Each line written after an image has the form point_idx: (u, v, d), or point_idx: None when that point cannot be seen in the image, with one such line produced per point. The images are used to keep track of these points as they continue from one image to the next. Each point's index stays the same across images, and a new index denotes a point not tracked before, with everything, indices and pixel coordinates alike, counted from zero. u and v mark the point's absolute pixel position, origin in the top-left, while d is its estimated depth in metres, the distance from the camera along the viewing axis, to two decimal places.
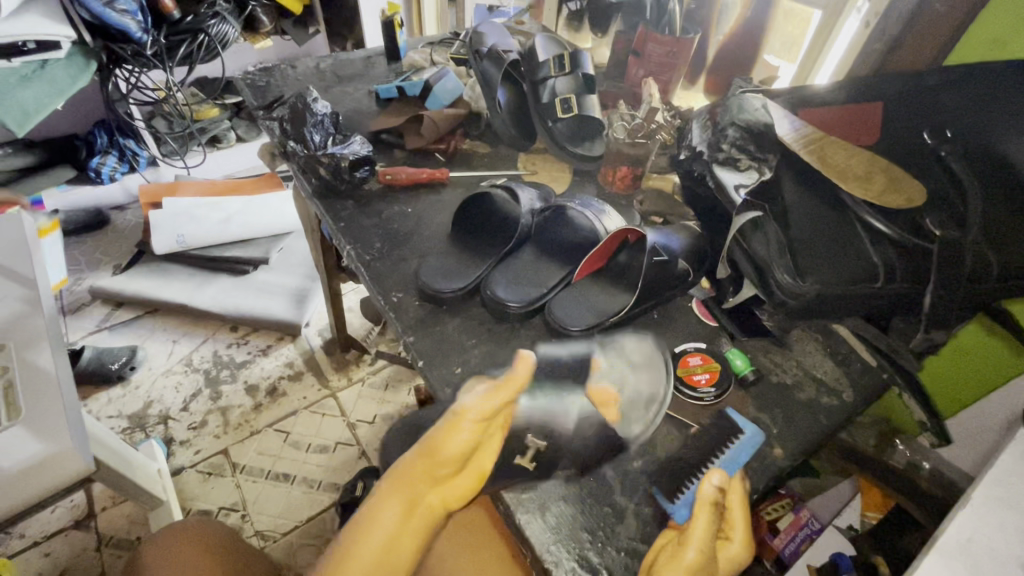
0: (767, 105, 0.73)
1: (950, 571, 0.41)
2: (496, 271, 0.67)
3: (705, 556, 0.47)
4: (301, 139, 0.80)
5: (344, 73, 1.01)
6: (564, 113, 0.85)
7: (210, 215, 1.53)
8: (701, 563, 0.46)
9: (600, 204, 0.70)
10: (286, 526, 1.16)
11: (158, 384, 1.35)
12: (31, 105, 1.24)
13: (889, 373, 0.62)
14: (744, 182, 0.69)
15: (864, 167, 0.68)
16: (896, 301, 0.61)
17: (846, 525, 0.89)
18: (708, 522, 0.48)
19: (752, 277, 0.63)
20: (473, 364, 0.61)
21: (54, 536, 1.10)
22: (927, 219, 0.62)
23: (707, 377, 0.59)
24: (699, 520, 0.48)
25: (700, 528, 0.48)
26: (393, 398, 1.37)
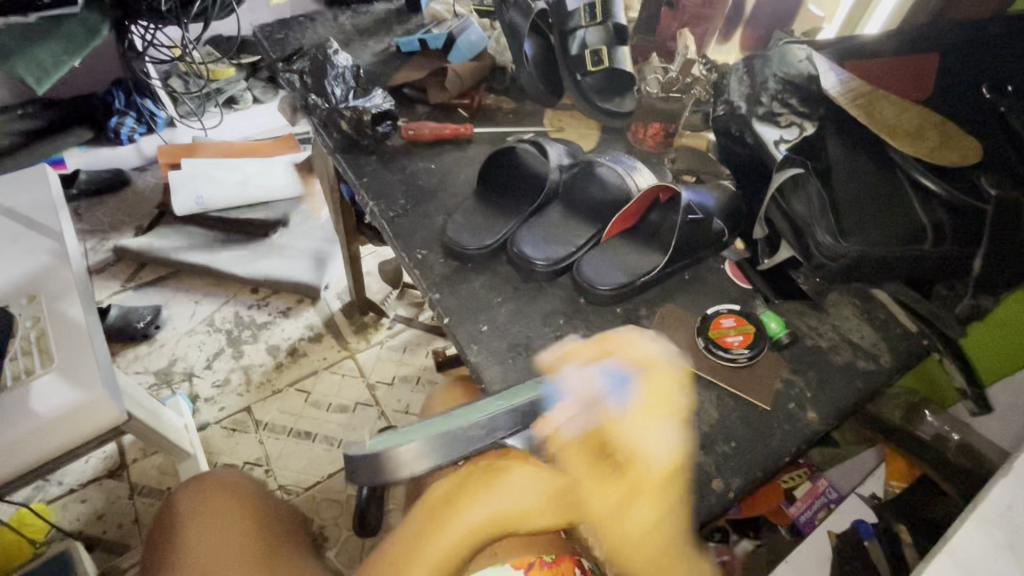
0: (811, 55, 0.70)
1: (990, 539, 0.40)
2: (523, 229, 0.66)
3: (609, 499, 0.45)
4: (322, 92, 0.79)
5: (365, 26, 0.97)
6: (595, 67, 0.80)
7: (228, 176, 1.52)
8: (609, 514, 0.45)
9: (632, 161, 0.69)
10: (307, 481, 1.19)
11: (182, 342, 1.37)
12: (49, 63, 1.19)
13: (931, 340, 0.59)
14: (783, 137, 0.66)
15: (916, 122, 0.66)
16: (944, 263, 0.58)
17: (869, 494, 0.88)
18: (587, 460, 0.47)
19: (790, 237, 0.61)
20: (499, 322, 0.61)
21: (89, 485, 1.14)
22: (982, 176, 0.59)
23: (741, 338, 0.58)
24: (572, 469, 0.47)
25: (584, 479, 0.46)
26: (412, 360, 1.38)
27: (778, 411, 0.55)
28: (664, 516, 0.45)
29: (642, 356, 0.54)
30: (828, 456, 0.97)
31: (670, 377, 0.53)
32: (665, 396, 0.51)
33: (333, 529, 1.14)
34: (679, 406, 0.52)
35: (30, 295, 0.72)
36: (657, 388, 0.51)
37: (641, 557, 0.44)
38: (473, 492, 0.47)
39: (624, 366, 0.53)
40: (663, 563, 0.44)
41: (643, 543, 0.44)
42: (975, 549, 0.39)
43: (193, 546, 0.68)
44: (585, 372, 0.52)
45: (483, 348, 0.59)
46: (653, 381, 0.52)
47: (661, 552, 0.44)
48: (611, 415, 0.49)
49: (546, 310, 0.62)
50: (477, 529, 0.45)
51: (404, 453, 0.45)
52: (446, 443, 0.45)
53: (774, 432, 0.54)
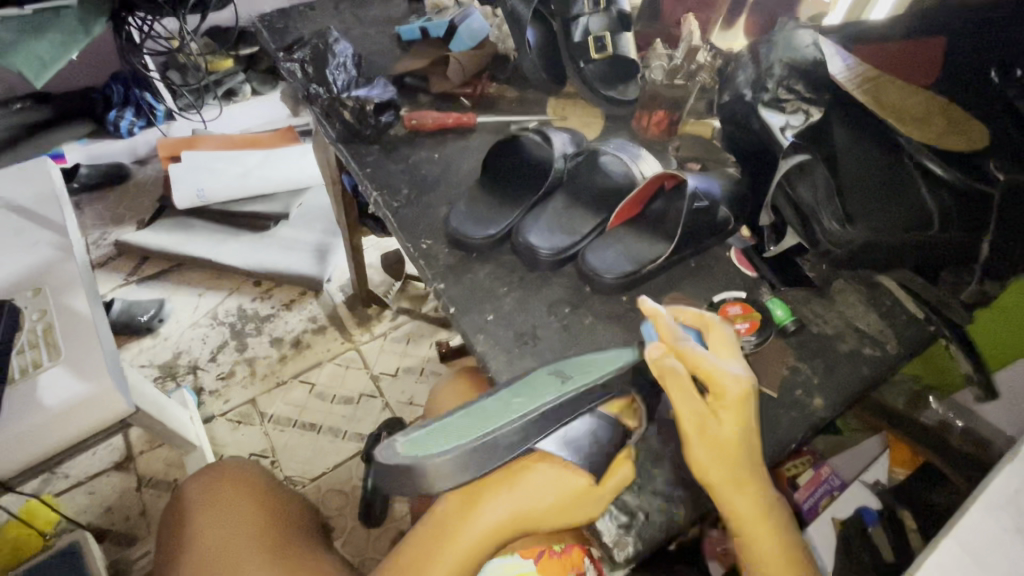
0: (818, 41, 0.69)
1: (997, 522, 0.40)
2: (528, 218, 0.65)
3: (700, 414, 0.44)
4: (323, 82, 0.78)
5: (366, 15, 0.96)
6: (598, 54, 0.80)
7: (228, 168, 1.51)
8: (704, 427, 0.44)
9: (636, 149, 0.69)
10: (314, 472, 1.20)
11: (186, 335, 1.38)
12: (48, 55, 1.15)
13: (936, 326, 0.60)
14: (790, 124, 0.65)
15: (922, 107, 0.66)
16: (950, 248, 0.58)
17: (874, 480, 0.88)
18: (678, 377, 0.46)
19: (797, 224, 0.61)
20: (504, 312, 0.61)
21: (97, 477, 1.15)
22: (991, 160, 0.58)
23: (748, 326, 0.58)
24: (669, 387, 0.46)
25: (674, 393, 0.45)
26: (416, 351, 1.38)
27: (784, 397, 0.55)
28: (746, 435, 0.45)
29: (699, 313, 0.52)
30: (830, 443, 0.98)
31: (730, 329, 0.51)
32: (731, 343, 0.50)
33: (340, 519, 1.14)
34: (745, 352, 0.50)
35: (34, 289, 0.72)
36: (722, 337, 0.50)
37: (722, 474, 0.44)
38: (493, 490, 0.48)
39: (693, 320, 0.52)
40: (741, 478, 0.44)
41: (729, 456, 0.44)
42: (982, 534, 0.40)
43: (203, 543, 0.68)
44: (665, 319, 0.50)
45: (489, 338, 0.59)
46: (716, 330, 0.51)
47: (738, 474, 0.44)
48: (685, 348, 0.47)
49: (550, 300, 0.62)
50: (499, 526, 0.48)
51: (436, 471, 0.43)
52: (477, 453, 0.43)
53: (781, 418, 0.54)
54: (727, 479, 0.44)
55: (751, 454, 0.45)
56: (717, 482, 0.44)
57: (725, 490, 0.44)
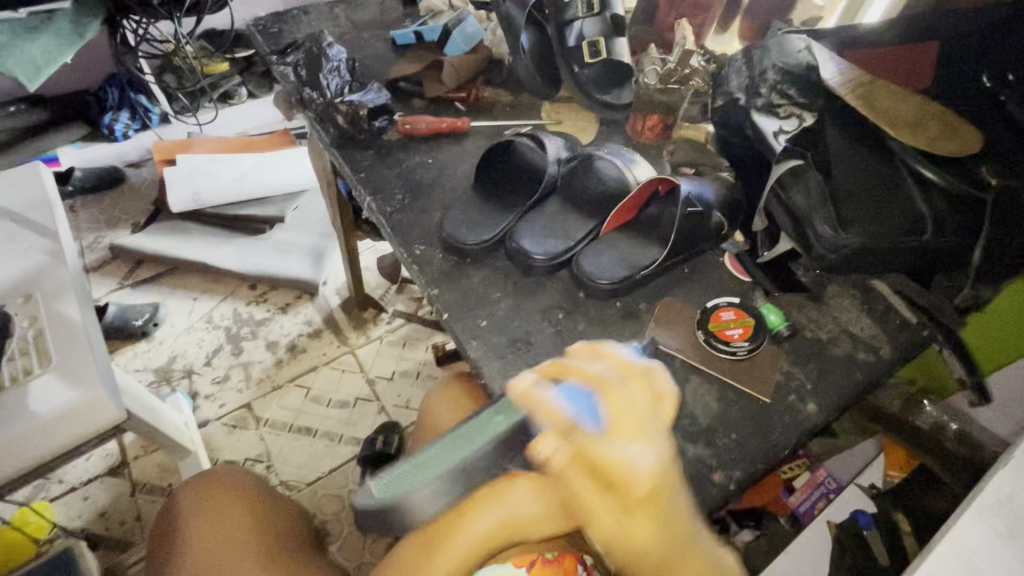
0: (811, 46, 0.70)
1: (990, 528, 0.40)
2: (521, 223, 0.65)
3: (608, 516, 0.41)
4: (317, 86, 0.78)
5: (360, 19, 0.96)
6: (592, 58, 0.80)
7: (223, 172, 1.51)
8: (615, 529, 0.41)
9: (631, 153, 0.68)
10: (309, 477, 1.19)
11: (181, 339, 1.37)
12: (42, 59, 1.17)
13: (931, 330, 0.60)
14: (783, 128, 0.66)
15: (916, 111, 0.64)
16: (945, 253, 0.59)
17: (869, 484, 0.88)
18: (580, 480, 0.41)
19: (791, 230, 0.61)
20: (498, 317, 0.61)
21: (91, 482, 1.15)
22: (982, 166, 0.59)
23: (741, 332, 0.58)
24: (576, 490, 0.41)
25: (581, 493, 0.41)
26: (412, 355, 1.38)
27: (778, 402, 0.55)
28: (669, 523, 0.40)
29: (594, 370, 0.43)
30: (828, 446, 0.95)
31: (638, 377, 0.43)
32: (636, 407, 0.41)
33: (335, 524, 1.14)
34: (659, 407, 0.42)
35: (25, 294, 0.72)
36: (624, 402, 0.41)
37: (650, 565, 0.41)
38: (483, 501, 0.49)
39: (586, 379, 0.43)
40: (672, 564, 0.41)
41: (647, 550, 0.41)
42: (976, 540, 0.39)
43: (200, 549, 0.67)
44: (551, 397, 0.42)
45: (483, 343, 0.59)
46: (615, 391, 0.42)
47: (666, 560, 0.41)
48: (583, 441, 0.40)
49: (544, 306, 0.62)
50: (491, 532, 0.50)
51: (415, 501, 0.44)
52: (455, 477, 0.45)
53: (775, 424, 0.54)
54: (653, 569, 0.41)
55: (680, 534, 0.41)
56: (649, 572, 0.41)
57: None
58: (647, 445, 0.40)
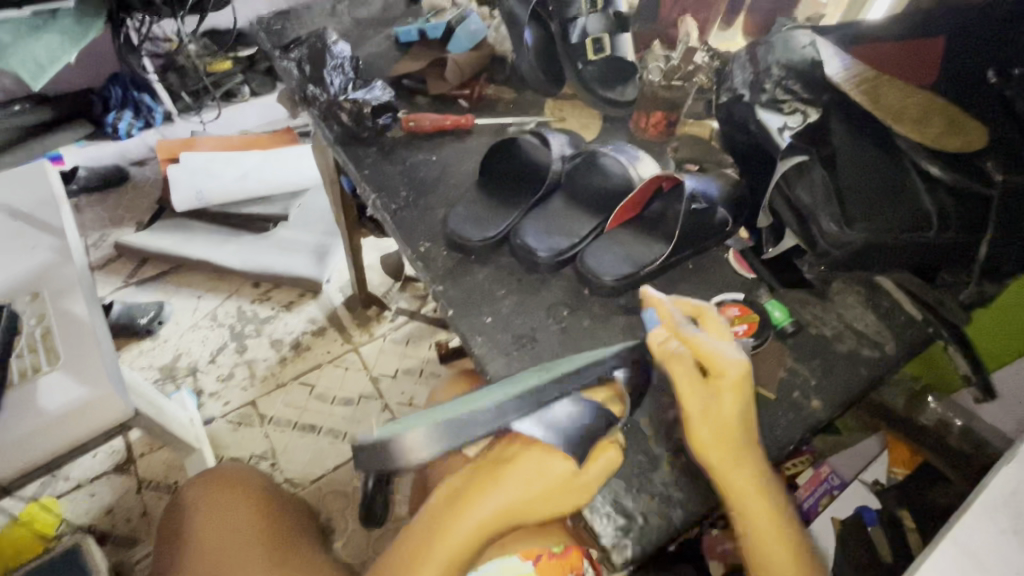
0: (815, 42, 0.70)
1: (995, 524, 0.40)
2: (526, 220, 0.65)
3: (698, 400, 0.46)
4: (321, 83, 0.78)
5: (363, 17, 0.96)
6: (596, 55, 0.81)
7: (226, 170, 1.51)
8: (704, 411, 0.46)
9: (635, 150, 0.68)
10: (313, 474, 1.20)
11: (186, 337, 1.38)
12: (45, 58, 1.18)
13: (935, 327, 0.60)
14: (787, 124, 0.66)
15: (920, 107, 0.66)
16: (949, 249, 0.59)
17: (873, 480, 0.88)
18: (681, 369, 0.47)
19: (795, 227, 0.61)
20: (502, 314, 0.61)
21: (97, 479, 1.16)
22: (989, 161, 0.58)
23: (746, 327, 0.58)
24: (673, 378, 0.48)
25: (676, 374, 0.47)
26: (415, 352, 1.38)
27: (782, 398, 0.55)
28: (749, 420, 0.47)
29: (702, 298, 0.53)
30: (830, 443, 0.97)
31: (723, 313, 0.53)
32: (725, 327, 0.51)
33: (340, 521, 1.15)
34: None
35: (32, 293, 0.72)
36: (716, 320, 0.51)
37: (727, 459, 0.45)
38: (481, 486, 0.47)
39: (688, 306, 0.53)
40: (744, 460, 0.45)
41: (727, 436, 0.45)
42: (982, 539, 0.39)
43: (207, 543, 0.68)
44: (662, 306, 0.52)
45: (487, 340, 0.59)
46: (718, 313, 0.51)
47: (739, 455, 0.45)
48: (686, 334, 0.49)
49: (549, 303, 0.62)
50: (491, 521, 0.46)
51: (408, 442, 0.45)
52: (447, 426, 0.45)
53: (779, 420, 0.54)
54: (726, 460, 0.45)
55: (750, 439, 0.46)
56: (724, 466, 0.45)
57: (728, 472, 0.45)
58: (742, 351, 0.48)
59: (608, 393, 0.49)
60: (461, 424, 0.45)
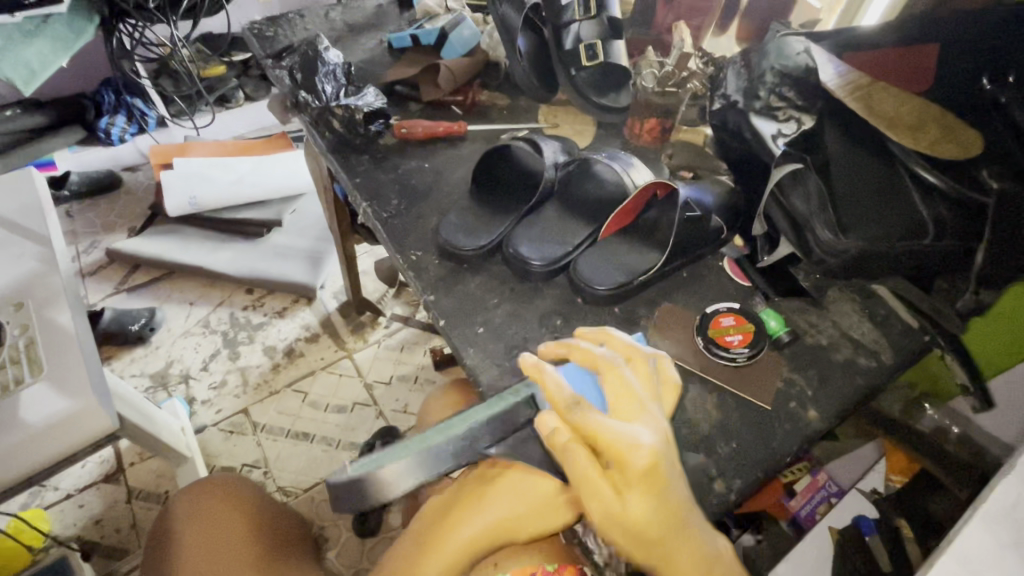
0: (810, 50, 0.69)
1: (996, 538, 0.39)
2: (518, 229, 0.65)
3: (610, 495, 0.39)
4: (312, 90, 0.77)
5: (355, 22, 0.95)
6: (590, 61, 0.79)
7: (220, 175, 1.50)
8: (615, 508, 0.39)
9: (629, 157, 0.67)
10: (306, 483, 1.18)
11: (178, 344, 1.36)
12: (36, 63, 1.16)
13: (932, 335, 0.59)
14: (782, 132, 0.65)
15: (915, 115, 0.65)
16: (943, 257, 0.57)
17: (870, 489, 0.88)
18: (580, 456, 0.40)
19: (790, 235, 0.60)
20: (495, 324, 0.60)
21: (86, 489, 1.14)
22: (984, 169, 0.58)
23: (741, 337, 0.57)
24: (572, 472, 0.40)
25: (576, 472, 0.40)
26: (410, 359, 1.37)
27: (779, 408, 0.55)
28: (663, 507, 0.39)
29: (598, 353, 0.47)
30: (829, 449, 0.96)
31: (635, 365, 0.46)
32: (628, 387, 0.44)
33: (334, 531, 1.13)
34: (650, 390, 0.44)
35: (17, 302, 0.71)
36: (622, 380, 0.45)
37: (646, 543, 0.39)
38: (465, 505, 0.46)
39: (588, 361, 0.47)
40: (670, 541, 0.40)
41: (646, 530, 0.39)
42: (981, 549, 0.39)
43: (194, 558, 0.66)
44: (555, 376, 0.44)
45: (480, 350, 0.58)
46: (613, 374, 0.45)
47: (665, 546, 0.39)
48: (581, 416, 0.41)
49: (542, 312, 0.61)
50: (476, 541, 0.45)
51: (384, 474, 0.43)
52: (424, 460, 0.44)
53: (775, 431, 0.53)
54: (656, 551, 0.39)
55: (678, 523, 0.40)
56: (650, 544, 0.39)
57: (664, 563, 0.40)
58: (646, 420, 0.41)
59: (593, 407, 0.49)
60: (439, 453, 0.44)
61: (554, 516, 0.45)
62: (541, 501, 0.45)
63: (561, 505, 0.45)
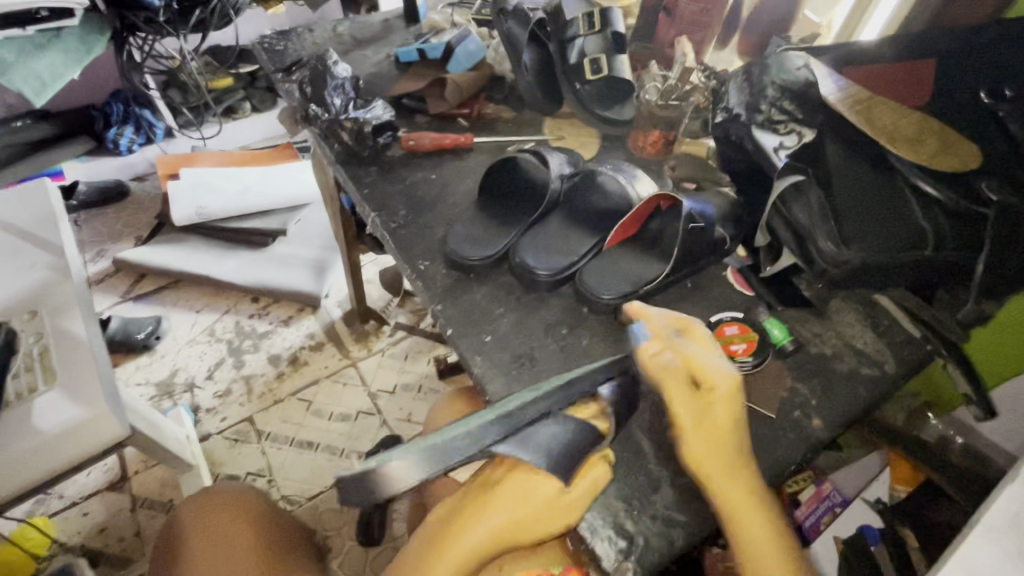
0: (809, 64, 0.70)
1: (1000, 546, 0.39)
2: (524, 239, 0.66)
3: (695, 409, 0.48)
4: (322, 103, 0.78)
5: (363, 37, 0.97)
6: (593, 75, 0.81)
7: (227, 185, 1.52)
8: (699, 419, 0.48)
9: (632, 169, 0.68)
10: (311, 491, 1.18)
11: (183, 353, 1.37)
12: (47, 73, 1.18)
13: (934, 345, 0.59)
14: (784, 144, 0.67)
15: (915, 128, 0.66)
16: (945, 267, 0.59)
17: (875, 498, 0.87)
18: (674, 380, 0.49)
19: (793, 246, 0.62)
20: (502, 333, 0.61)
21: (91, 497, 1.14)
22: (984, 182, 0.59)
23: (745, 346, 0.58)
24: (668, 392, 0.49)
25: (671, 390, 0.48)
26: (413, 367, 1.37)
27: (782, 418, 0.55)
28: (739, 432, 0.48)
29: (684, 311, 0.57)
30: (832, 460, 0.96)
31: (705, 322, 0.56)
32: (710, 338, 0.54)
33: (337, 539, 1.13)
34: (729, 343, 0.55)
35: (30, 311, 0.72)
36: (702, 332, 0.54)
37: (718, 468, 0.46)
38: (468, 512, 0.47)
39: (675, 315, 0.55)
40: (742, 483, 0.46)
41: (719, 447, 0.47)
42: (985, 557, 0.39)
43: (201, 565, 0.67)
44: (654, 318, 0.54)
45: (486, 360, 0.59)
46: (705, 323, 0.56)
47: (739, 469, 0.47)
48: (677, 346, 0.51)
49: (548, 321, 0.62)
50: (479, 548, 0.45)
51: (392, 471, 0.44)
52: (431, 457, 0.45)
53: (779, 440, 0.54)
54: (729, 475, 0.46)
55: (745, 453, 0.48)
56: (713, 473, 0.46)
57: (738, 496, 0.45)
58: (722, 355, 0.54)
59: (596, 409, 0.50)
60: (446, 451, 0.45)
61: (559, 515, 0.46)
62: (546, 500, 0.46)
63: (562, 507, 0.46)
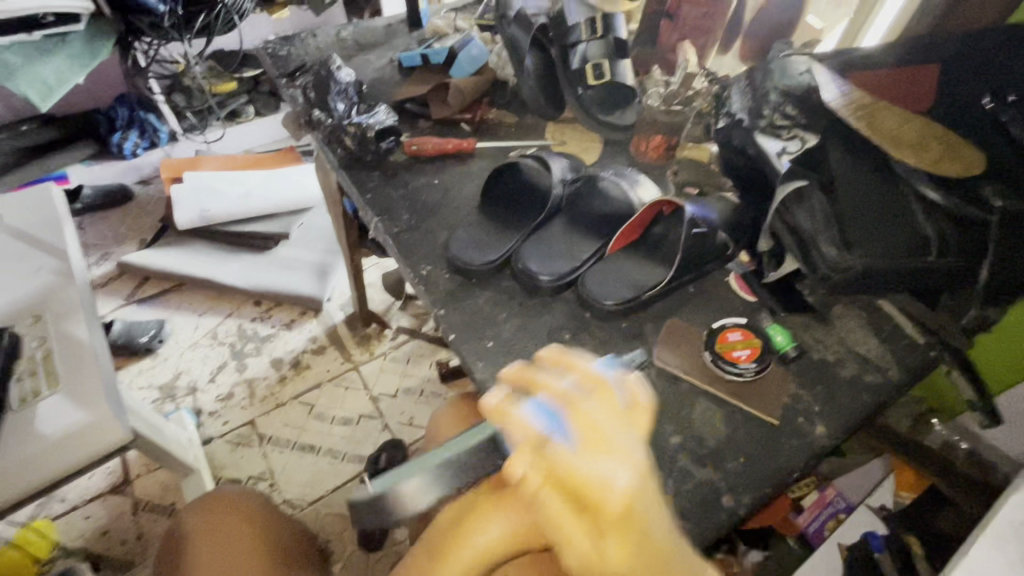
0: (812, 68, 0.71)
1: (1005, 556, 0.39)
2: (526, 244, 0.66)
3: (585, 537, 0.38)
4: (326, 109, 0.79)
5: (366, 42, 0.98)
6: (596, 80, 0.82)
7: (230, 190, 1.53)
8: (592, 552, 0.38)
9: (634, 175, 0.70)
10: (313, 495, 1.18)
11: (186, 356, 1.37)
12: (52, 78, 1.19)
13: (939, 351, 0.60)
14: (786, 150, 0.67)
15: (919, 133, 0.65)
16: (949, 274, 0.59)
17: (879, 505, 0.86)
18: (551, 501, 0.39)
19: (796, 252, 0.61)
20: (504, 338, 0.61)
21: (93, 501, 1.14)
22: (988, 188, 0.59)
23: (749, 353, 0.57)
24: (546, 513, 0.39)
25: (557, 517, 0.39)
26: (415, 371, 1.37)
27: (785, 424, 0.55)
28: (643, 548, 0.38)
29: (564, 383, 0.42)
30: (834, 466, 0.95)
31: (603, 395, 0.41)
32: (600, 422, 0.39)
33: (338, 543, 1.13)
34: (630, 412, 0.41)
35: (34, 315, 0.73)
36: (591, 421, 0.39)
37: None
38: (478, 515, 0.47)
39: (556, 395, 0.42)
40: None
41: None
42: (991, 567, 0.39)
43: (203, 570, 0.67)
44: (521, 413, 0.41)
45: (489, 365, 0.59)
46: (602, 400, 0.41)
47: None
48: (555, 459, 0.38)
49: (550, 326, 0.62)
50: (487, 550, 0.46)
51: (406, 493, 0.44)
52: (444, 476, 0.45)
53: (782, 447, 0.54)
54: None
55: (664, 566, 0.39)
56: None
57: None
58: (624, 447, 0.39)
59: None
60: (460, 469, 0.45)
61: None
62: None
63: None
